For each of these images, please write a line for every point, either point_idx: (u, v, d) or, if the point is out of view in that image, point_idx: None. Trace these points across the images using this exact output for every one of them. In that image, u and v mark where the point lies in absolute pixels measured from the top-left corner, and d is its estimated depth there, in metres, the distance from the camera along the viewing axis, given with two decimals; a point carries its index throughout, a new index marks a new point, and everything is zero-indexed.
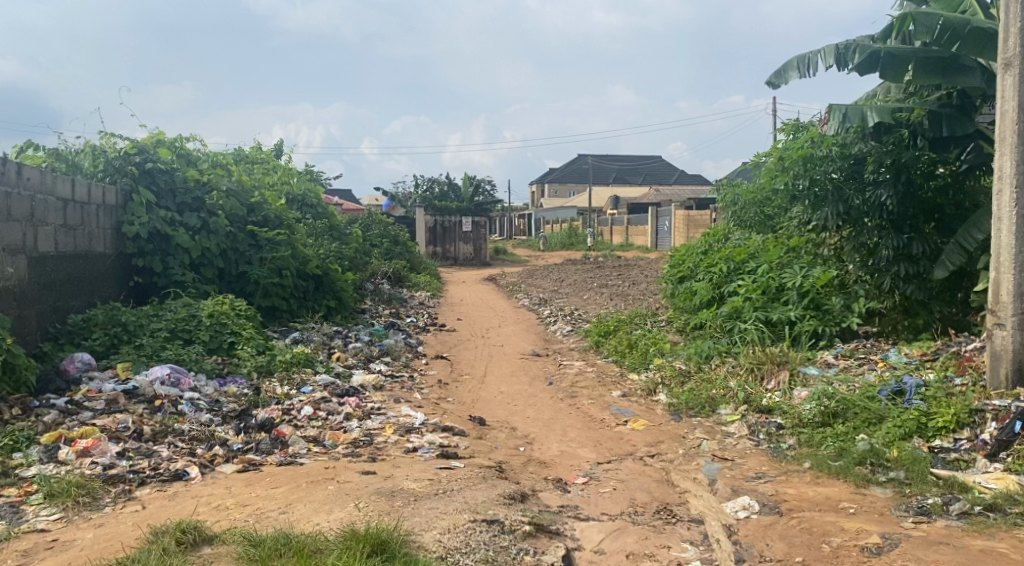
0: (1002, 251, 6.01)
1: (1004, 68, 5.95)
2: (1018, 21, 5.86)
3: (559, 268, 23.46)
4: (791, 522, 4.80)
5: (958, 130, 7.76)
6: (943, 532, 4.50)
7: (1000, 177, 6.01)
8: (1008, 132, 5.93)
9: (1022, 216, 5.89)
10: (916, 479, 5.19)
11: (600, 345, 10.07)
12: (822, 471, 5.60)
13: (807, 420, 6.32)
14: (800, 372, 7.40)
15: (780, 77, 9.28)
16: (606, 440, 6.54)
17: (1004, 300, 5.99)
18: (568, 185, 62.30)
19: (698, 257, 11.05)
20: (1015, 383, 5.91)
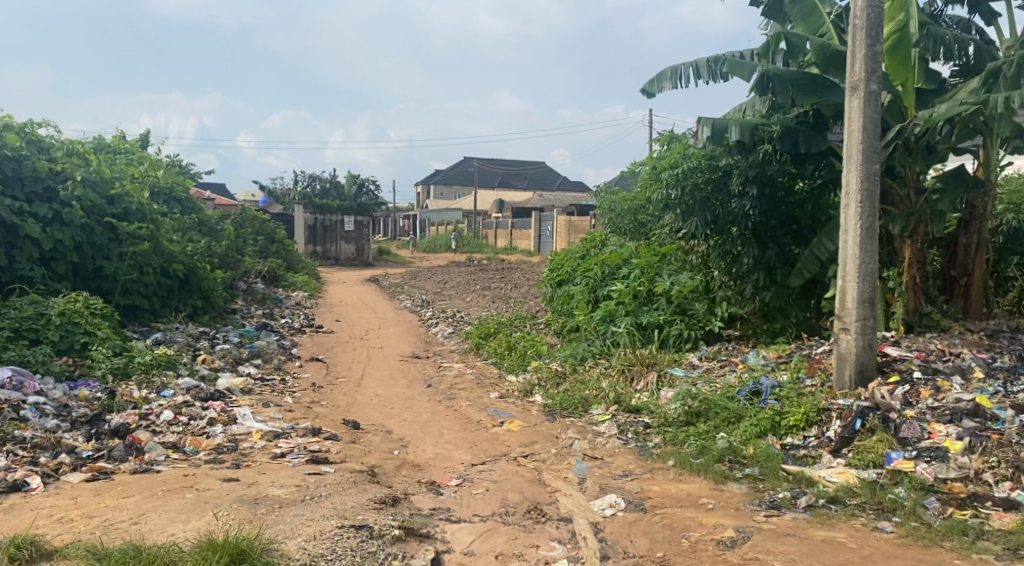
0: (849, 262, 6.44)
1: (851, 90, 6.41)
2: (863, 48, 6.32)
3: (442, 269, 23.34)
4: (654, 518, 4.98)
5: (813, 148, 8.19)
6: (791, 525, 4.79)
7: (848, 191, 6.44)
8: (854, 151, 6.38)
9: (865, 228, 6.34)
10: (769, 474, 5.51)
11: (479, 347, 10.11)
12: (684, 468, 5.85)
13: (672, 419, 6.60)
14: (667, 373, 7.70)
15: (654, 86, 9.63)
16: (481, 441, 6.57)
17: (849, 307, 6.41)
18: (453, 187, 62.31)
19: (576, 262, 11.29)
20: (857, 384, 6.37)
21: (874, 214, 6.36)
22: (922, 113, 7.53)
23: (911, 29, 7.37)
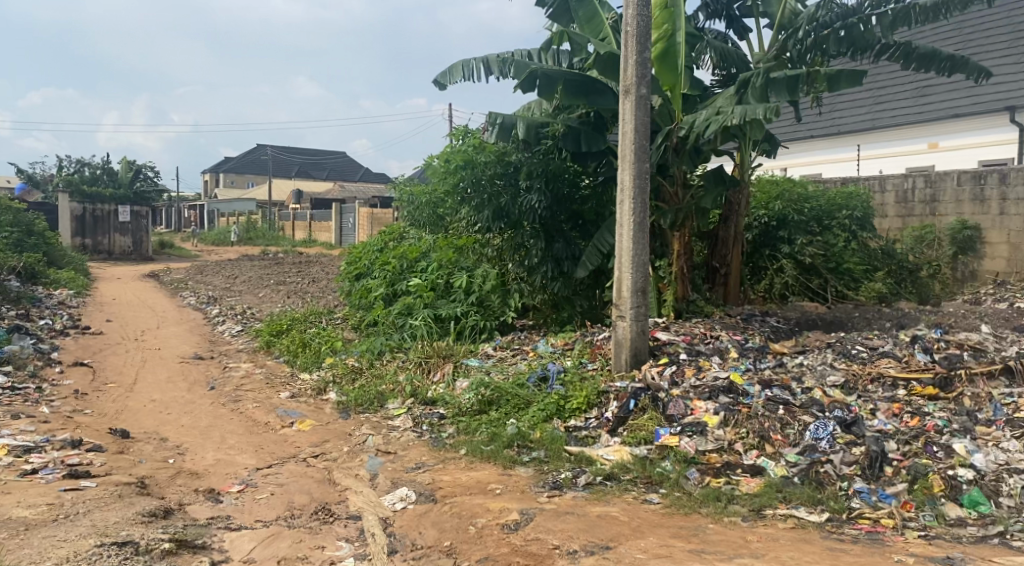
0: (624, 254, 6.86)
1: (624, 93, 6.82)
2: (634, 54, 6.75)
3: (233, 263, 22.10)
4: (443, 508, 5.04)
5: (593, 146, 8.53)
6: (571, 503, 5.04)
7: (623, 188, 6.86)
8: (628, 150, 6.81)
9: (637, 223, 6.79)
10: (553, 456, 5.78)
11: (270, 345, 9.71)
12: (475, 456, 5.97)
13: (466, 409, 6.72)
14: (462, 364, 7.81)
15: (445, 78, 9.71)
16: (268, 444, 6.31)
17: (625, 296, 6.84)
18: (245, 176, 59.31)
19: (374, 255, 11.15)
20: (632, 366, 6.82)
21: (645, 210, 6.82)
22: (687, 118, 8.13)
23: (678, 39, 7.96)
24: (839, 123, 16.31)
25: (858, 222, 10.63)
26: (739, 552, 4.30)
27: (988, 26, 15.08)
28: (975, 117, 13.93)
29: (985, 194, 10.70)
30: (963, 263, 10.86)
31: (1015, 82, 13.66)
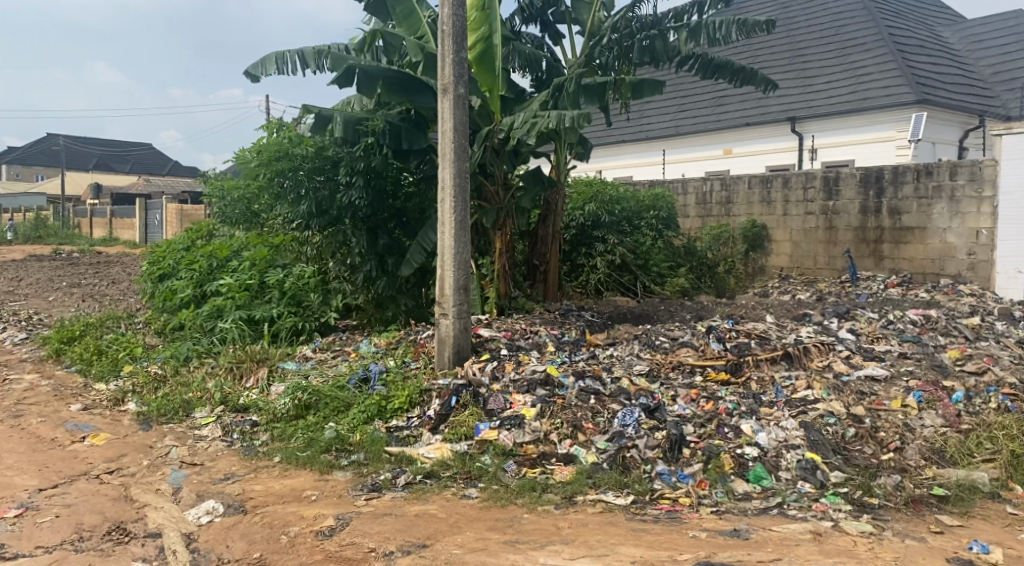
0: (446, 252, 6.88)
1: (442, 92, 6.83)
2: (452, 53, 6.77)
3: (19, 264, 19.99)
4: (253, 519, 4.82)
5: (415, 144, 8.51)
6: (389, 504, 4.98)
7: (443, 187, 6.86)
8: (448, 149, 6.82)
9: (458, 221, 6.82)
10: (372, 458, 5.69)
11: (59, 354, 8.86)
12: (290, 463, 5.76)
13: (281, 415, 6.46)
14: (278, 368, 7.50)
15: (258, 71, 9.29)
16: (54, 462, 5.76)
17: (447, 294, 6.86)
18: (32, 168, 53.86)
19: (180, 255, 10.45)
20: (454, 364, 6.85)
21: (466, 209, 6.87)
22: (506, 119, 8.27)
23: (495, 41, 8.09)
24: (648, 129, 17.27)
25: (664, 222, 11.33)
26: (552, 539, 4.43)
27: (776, 47, 16.55)
28: (763, 126, 15.20)
29: (771, 196, 11.71)
30: (753, 259, 11.86)
31: (796, 96, 15.04)
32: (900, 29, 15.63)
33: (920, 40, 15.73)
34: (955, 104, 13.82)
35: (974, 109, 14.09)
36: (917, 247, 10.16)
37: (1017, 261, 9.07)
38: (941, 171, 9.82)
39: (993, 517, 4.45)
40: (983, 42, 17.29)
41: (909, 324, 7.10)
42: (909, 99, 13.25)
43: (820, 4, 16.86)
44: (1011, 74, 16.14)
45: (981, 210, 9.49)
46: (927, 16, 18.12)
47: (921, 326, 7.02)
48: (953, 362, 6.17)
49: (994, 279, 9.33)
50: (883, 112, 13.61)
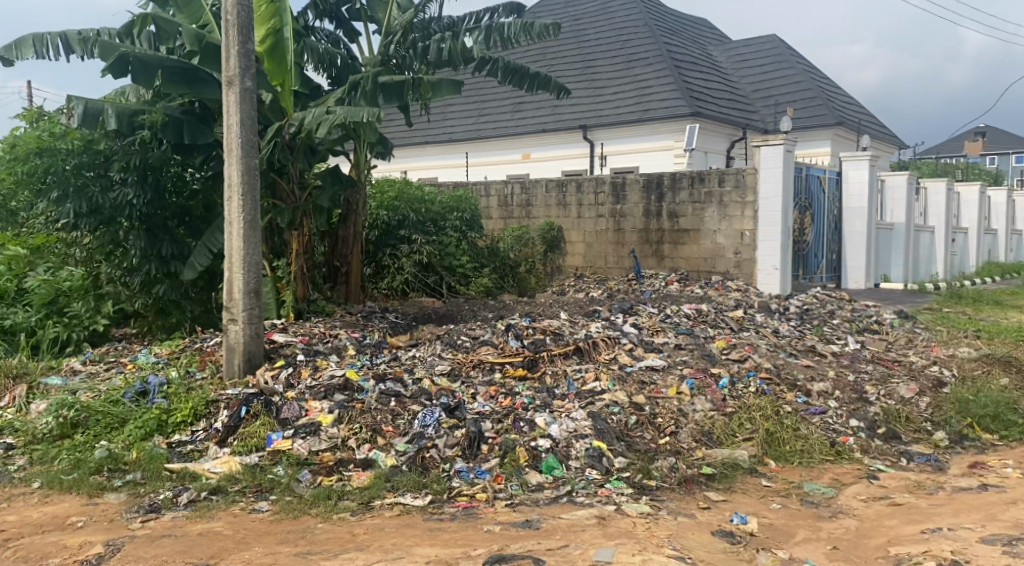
0: (234, 253, 6.54)
1: (227, 85, 6.48)
2: (238, 44, 6.44)
3: None
4: (3, 554, 4.32)
5: (199, 139, 8.02)
6: (167, 525, 4.66)
7: (230, 184, 6.51)
8: (235, 145, 6.48)
9: (248, 221, 6.51)
10: (150, 477, 5.29)
11: None
12: (52, 488, 5.23)
13: (42, 436, 5.86)
14: (40, 384, 6.76)
15: (12, 54, 8.33)
16: None
17: (236, 298, 6.54)
18: None
19: None
20: (245, 372, 6.52)
21: (255, 208, 6.57)
22: (298, 115, 7.97)
23: (286, 34, 7.82)
24: (451, 132, 17.43)
25: (467, 224, 11.31)
26: (345, 547, 4.35)
27: (569, 57, 17.33)
28: (558, 132, 15.79)
29: (566, 199, 12.25)
30: (550, 259, 12.36)
31: (587, 104, 15.81)
32: (676, 47, 16.91)
33: (693, 58, 17.11)
34: (723, 117, 15.14)
35: (738, 122, 15.52)
36: (692, 247, 11.00)
37: (774, 259, 10.15)
38: (711, 178, 10.70)
39: (751, 490, 4.91)
40: (746, 61, 19.16)
41: (684, 317, 7.69)
42: (684, 111, 14.35)
43: (607, 19, 17.86)
44: (768, 93, 17.98)
45: (744, 213, 10.47)
46: (699, 36, 19.78)
47: (694, 319, 7.63)
48: (720, 351, 6.76)
49: (756, 275, 10.37)
50: (663, 123, 14.62)
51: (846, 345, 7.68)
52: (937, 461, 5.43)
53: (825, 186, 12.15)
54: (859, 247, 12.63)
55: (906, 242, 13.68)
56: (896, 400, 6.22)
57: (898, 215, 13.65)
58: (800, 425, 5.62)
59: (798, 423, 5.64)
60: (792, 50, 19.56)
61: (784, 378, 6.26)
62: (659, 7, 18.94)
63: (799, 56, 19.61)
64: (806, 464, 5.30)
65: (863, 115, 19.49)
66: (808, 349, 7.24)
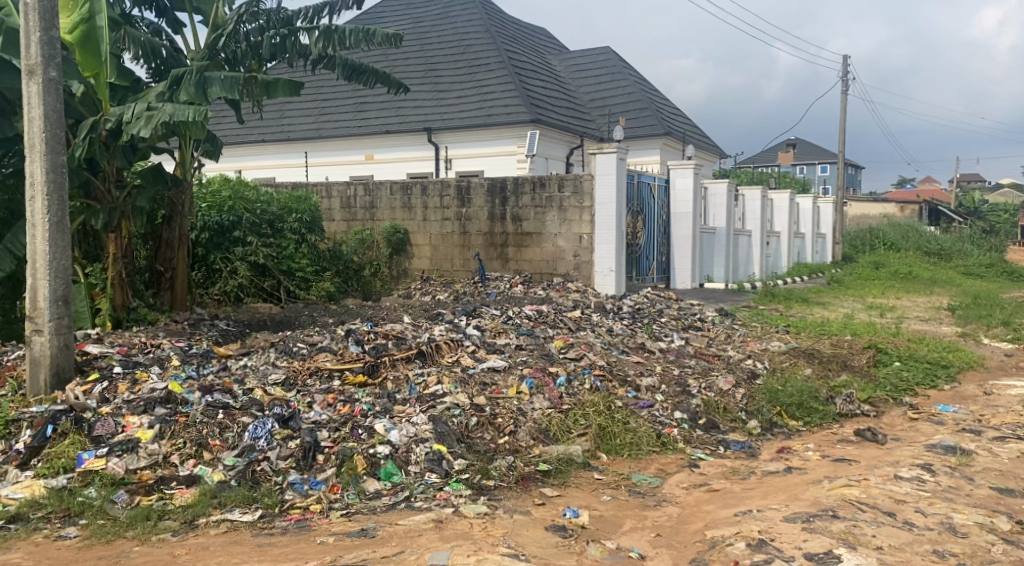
0: (37, 259, 5.99)
1: (27, 74, 5.90)
2: (38, 31, 5.89)
3: None
4: None
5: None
6: None
7: (32, 183, 5.97)
8: (37, 140, 5.93)
9: (54, 223, 5.98)
10: None
11: None
12: None
13: None
14: None
15: None
16: None
17: (42, 306, 5.98)
18: None
19: None
20: (53, 388, 5.97)
21: (63, 210, 6.05)
22: (114, 109, 7.38)
23: (99, 22, 7.27)
24: (289, 131, 16.85)
25: (307, 225, 10.74)
26: None
27: (411, 60, 17.24)
28: (401, 135, 15.63)
29: (411, 202, 12.06)
30: (396, 262, 12.18)
31: (430, 108, 15.78)
32: (516, 55, 17.22)
33: (533, 66, 17.49)
34: (562, 125, 15.58)
35: (576, 130, 16.01)
36: (535, 250, 11.21)
37: (610, 261, 10.62)
38: (552, 183, 10.98)
39: (583, 484, 5.04)
40: (583, 71, 19.85)
41: (524, 318, 7.81)
42: (525, 118, 14.62)
43: (448, 24, 17.91)
44: (603, 103, 18.69)
45: (582, 217, 10.83)
46: (538, 44, 20.28)
47: (534, 321, 7.77)
48: (558, 351, 6.91)
49: (593, 276, 10.80)
50: (506, 129, 14.85)
51: (672, 341, 8.10)
52: (750, 448, 5.84)
53: (655, 193, 12.78)
54: (686, 250, 13.38)
55: (727, 245, 14.64)
56: (715, 392, 6.62)
57: (720, 220, 14.57)
58: (630, 419, 5.83)
59: (628, 418, 5.85)
60: (624, 61, 20.43)
61: (615, 374, 6.49)
62: (499, 14, 19.22)
63: (631, 68, 20.51)
64: (635, 456, 5.52)
65: (689, 126, 20.69)
66: (638, 346, 7.58)
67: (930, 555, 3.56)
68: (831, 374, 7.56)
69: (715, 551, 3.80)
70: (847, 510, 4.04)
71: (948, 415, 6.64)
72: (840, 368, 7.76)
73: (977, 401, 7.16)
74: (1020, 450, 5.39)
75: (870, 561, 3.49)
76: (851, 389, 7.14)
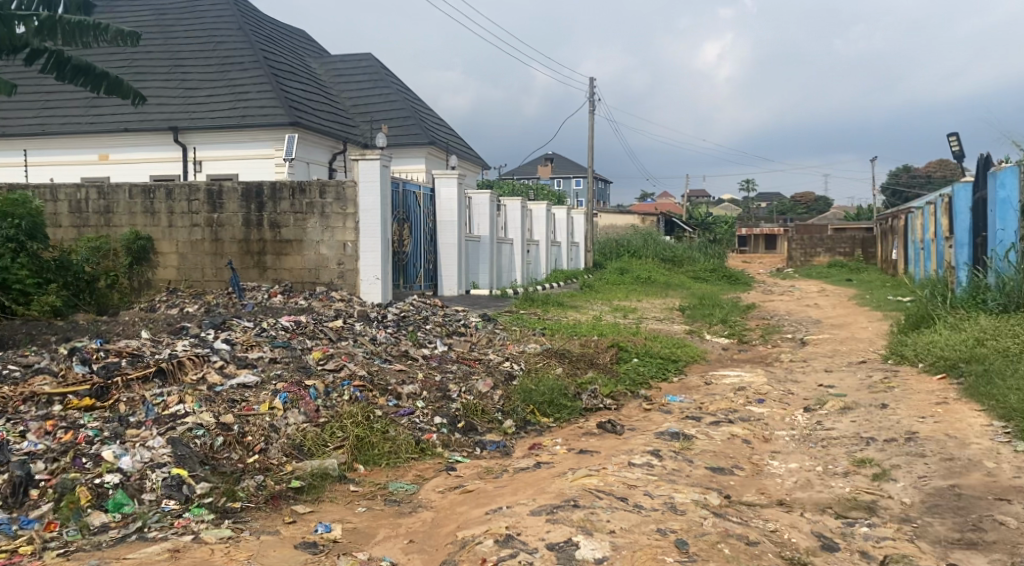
0: None
1: None
2: None
3: None
4: None
5: None
6: None
7: None
8: None
9: None
10: None
11: None
12: None
13: None
14: None
15: None
16: None
17: None
18: None
19: None
20: None
21: None
22: None
23: None
24: (4, 126, 14.90)
25: (27, 233, 9.53)
26: None
27: (155, 55, 16.01)
28: (142, 134, 14.42)
29: (154, 207, 11.20)
30: (137, 273, 11.23)
31: (177, 106, 14.73)
32: (273, 55, 16.57)
33: (291, 67, 16.92)
34: (323, 129, 15.19)
35: (339, 135, 15.70)
36: (296, 258, 10.83)
37: (375, 269, 10.55)
38: (313, 189, 10.69)
39: (338, 497, 4.94)
40: (343, 76, 19.58)
41: (281, 330, 7.50)
42: (284, 120, 14.09)
43: (197, 18, 16.83)
44: (365, 109, 18.54)
45: (346, 225, 10.65)
46: (296, 46, 19.72)
47: (291, 331, 7.49)
48: (316, 362, 6.71)
49: (358, 285, 10.65)
50: (263, 131, 14.24)
51: (435, 347, 8.21)
52: (504, 447, 6.08)
53: (420, 201, 12.90)
54: (451, 257, 13.63)
55: (490, 253, 15.11)
56: (474, 395, 6.80)
57: (483, 229, 15.01)
58: (389, 428, 5.81)
59: (387, 427, 5.82)
60: (386, 69, 20.41)
61: (376, 384, 6.43)
62: (253, 12, 18.38)
63: (393, 76, 20.54)
64: (392, 465, 5.50)
65: (451, 136, 21.10)
66: (401, 353, 7.58)
67: (655, 534, 3.91)
68: (578, 372, 8.07)
69: (464, 551, 3.90)
70: (586, 498, 4.33)
71: (676, 404, 7.36)
72: (587, 366, 8.31)
73: (701, 391, 8.00)
74: (732, 432, 6.10)
75: (604, 545, 3.77)
76: (595, 385, 7.68)
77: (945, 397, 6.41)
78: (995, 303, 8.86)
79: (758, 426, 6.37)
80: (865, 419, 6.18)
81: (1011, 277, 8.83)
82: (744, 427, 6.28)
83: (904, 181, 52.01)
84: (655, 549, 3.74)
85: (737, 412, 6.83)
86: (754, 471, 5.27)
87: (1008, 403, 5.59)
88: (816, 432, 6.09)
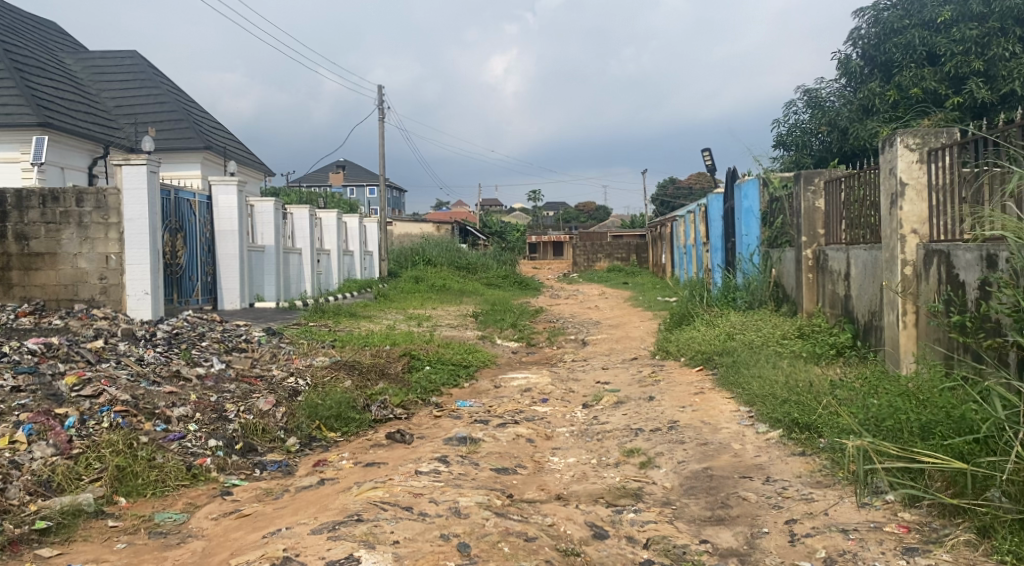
0: None
1: None
2: None
3: None
4: None
5: None
6: None
7: None
8: None
9: None
10: None
11: None
12: None
13: None
14: None
15: None
16: None
17: None
18: None
19: None
20: None
21: None
22: None
23: None
24: None
25: None
26: None
27: None
28: None
29: None
30: None
31: None
32: (16, 47, 14.86)
33: (39, 62, 15.28)
34: (79, 130, 13.84)
35: (99, 138, 14.35)
36: (49, 273, 9.77)
37: (143, 283, 9.75)
38: (67, 197, 9.73)
39: (94, 535, 4.51)
40: (103, 74, 17.99)
41: (28, 354, 6.73)
42: (31, 121, 12.70)
43: None
44: (130, 110, 17.16)
45: (108, 236, 9.77)
46: (45, 39, 17.86)
47: (40, 356, 6.74)
48: (70, 388, 6.08)
49: (124, 300, 9.79)
50: (3, 132, 12.74)
51: (212, 366, 7.75)
52: (287, 466, 5.86)
53: (195, 209, 12.13)
54: (233, 269, 12.96)
55: (277, 264, 14.52)
56: (254, 414, 6.49)
57: (268, 238, 14.40)
58: (155, 456, 5.40)
59: (153, 454, 5.41)
60: (154, 68, 19.02)
61: (141, 408, 5.95)
62: None
63: (162, 76, 19.16)
64: (159, 494, 5.11)
65: (231, 141, 20.04)
66: (173, 374, 7.07)
67: (438, 540, 3.93)
68: (368, 384, 7.94)
69: None
70: (370, 512, 4.27)
71: (465, 409, 7.48)
72: (377, 376, 8.21)
73: (489, 394, 8.19)
74: (516, 432, 6.29)
75: (386, 556, 3.72)
76: (385, 395, 7.62)
77: (702, 387, 7.03)
78: (743, 301, 9.89)
79: (541, 425, 6.64)
80: (635, 411, 6.64)
81: (755, 277, 9.96)
82: (528, 427, 6.50)
83: (671, 192, 56.50)
84: (437, 555, 3.76)
85: (522, 413, 7.07)
86: (536, 469, 5.49)
87: (751, 389, 6.22)
88: (592, 427, 6.46)
